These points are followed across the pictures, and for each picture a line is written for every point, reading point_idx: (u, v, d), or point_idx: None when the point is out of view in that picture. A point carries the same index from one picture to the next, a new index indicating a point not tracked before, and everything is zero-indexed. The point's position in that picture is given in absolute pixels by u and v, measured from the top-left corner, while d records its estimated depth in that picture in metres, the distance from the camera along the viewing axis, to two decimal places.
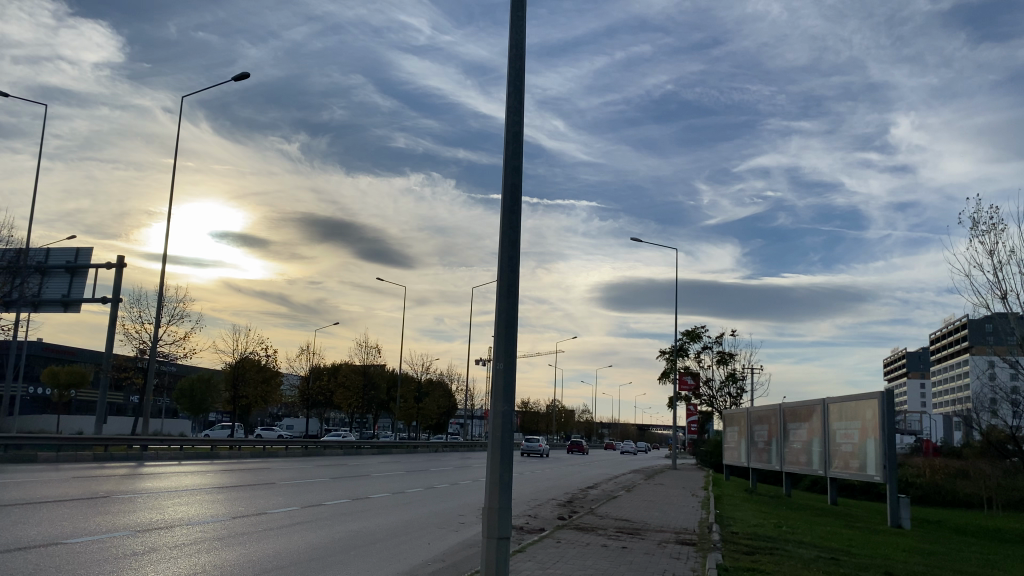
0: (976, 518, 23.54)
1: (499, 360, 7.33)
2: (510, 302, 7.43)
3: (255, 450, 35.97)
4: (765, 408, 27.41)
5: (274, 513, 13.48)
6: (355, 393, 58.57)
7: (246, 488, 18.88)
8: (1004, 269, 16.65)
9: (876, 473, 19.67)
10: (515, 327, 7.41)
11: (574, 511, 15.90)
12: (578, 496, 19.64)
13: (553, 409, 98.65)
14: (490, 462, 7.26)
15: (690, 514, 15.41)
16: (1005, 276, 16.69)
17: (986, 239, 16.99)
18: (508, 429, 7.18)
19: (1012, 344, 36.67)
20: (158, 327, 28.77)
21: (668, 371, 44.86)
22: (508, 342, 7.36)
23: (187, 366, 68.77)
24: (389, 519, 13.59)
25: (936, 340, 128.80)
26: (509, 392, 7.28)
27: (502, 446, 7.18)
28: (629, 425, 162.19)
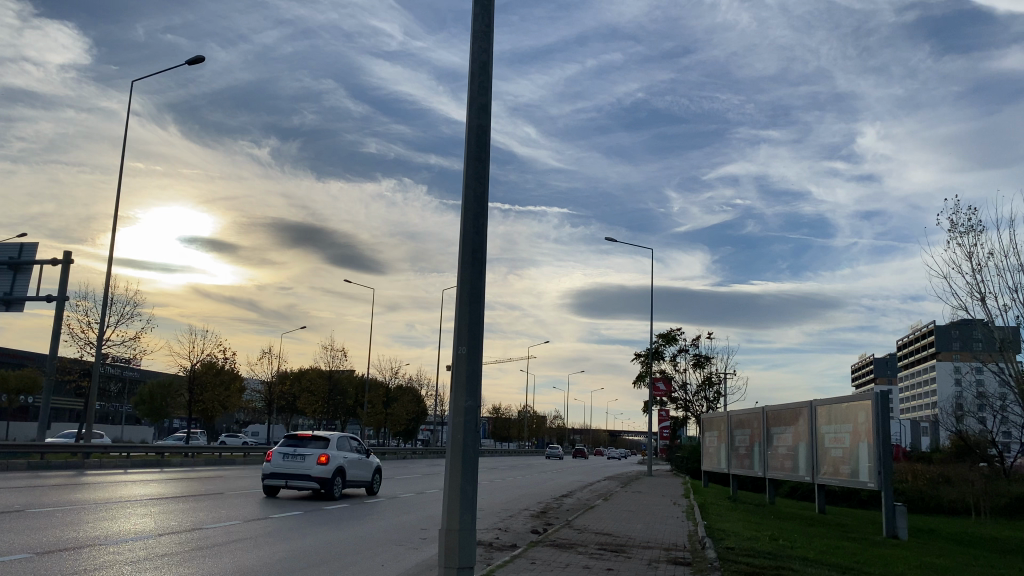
0: (965, 527, 22.41)
1: (461, 343, 5.93)
2: (474, 272, 6.06)
3: (212, 457, 34.15)
4: (747, 411, 26.22)
5: (212, 527, 12.03)
6: (319, 399, 56.52)
7: (201, 497, 17.59)
8: (979, 270, 18.11)
9: (869, 480, 18.42)
10: (480, 301, 6.04)
11: (549, 524, 14.53)
12: (553, 506, 18.24)
13: (525, 414, 96.98)
14: (448, 471, 5.83)
15: (675, 526, 14.06)
16: (981, 277, 18.12)
17: (965, 240, 18.36)
18: (471, 431, 5.80)
19: (989, 348, 35.82)
20: (104, 327, 26.93)
21: (643, 374, 43.65)
22: (474, 321, 5.99)
23: (144, 372, 66.25)
24: (345, 533, 12.18)
25: (904, 345, 128.83)
26: (474, 382, 5.89)
27: (464, 453, 5.79)
28: (600, 432, 160.86)
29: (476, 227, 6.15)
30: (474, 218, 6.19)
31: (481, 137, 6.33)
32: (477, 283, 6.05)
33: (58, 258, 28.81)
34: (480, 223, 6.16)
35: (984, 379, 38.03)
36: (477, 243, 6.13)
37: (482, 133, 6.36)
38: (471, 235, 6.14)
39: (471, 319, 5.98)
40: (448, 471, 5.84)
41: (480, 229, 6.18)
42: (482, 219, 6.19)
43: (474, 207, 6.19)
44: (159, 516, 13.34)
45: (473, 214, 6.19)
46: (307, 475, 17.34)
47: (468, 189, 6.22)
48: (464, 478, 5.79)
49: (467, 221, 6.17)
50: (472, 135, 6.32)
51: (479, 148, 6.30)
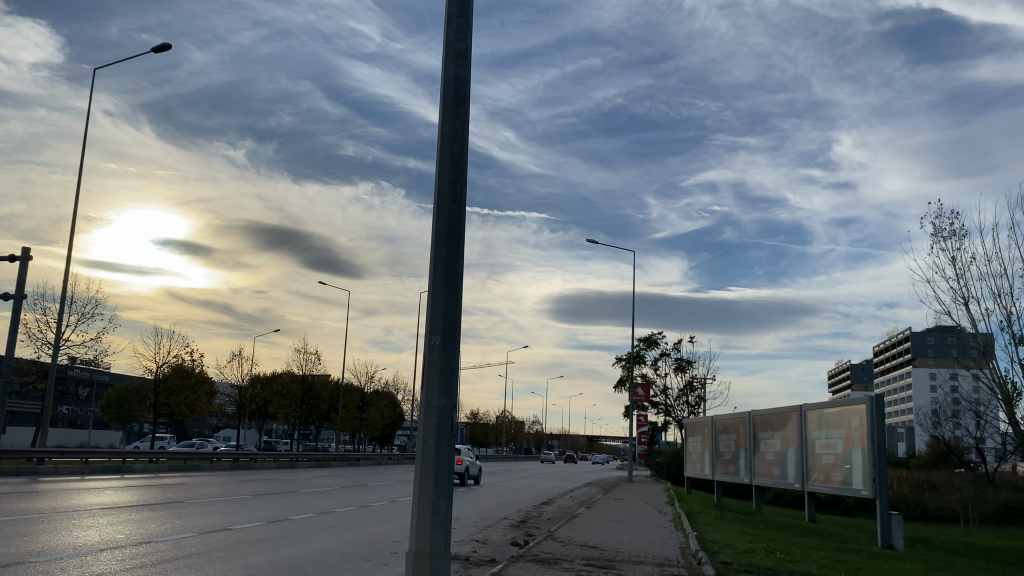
0: (958, 535, 21.70)
1: (434, 332, 4.96)
2: (449, 247, 5.08)
3: (177, 462, 32.88)
4: (732, 416, 25.42)
5: (162, 541, 10.97)
6: (292, 403, 55.13)
7: (163, 506, 16.53)
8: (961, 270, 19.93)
9: (863, 488, 17.63)
10: (456, 282, 5.05)
11: (530, 536, 13.61)
12: (533, 516, 17.35)
13: (503, 419, 95.81)
14: (418, 483, 4.88)
15: (664, 539, 13.22)
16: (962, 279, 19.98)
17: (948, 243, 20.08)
18: (445, 435, 4.85)
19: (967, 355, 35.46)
20: (61, 325, 25.67)
21: (623, 378, 42.87)
22: (449, 306, 5.01)
23: (112, 375, 64.44)
24: (311, 548, 11.23)
25: (879, 351, 129.38)
26: (449, 378, 4.92)
27: (437, 463, 4.83)
28: (578, 438, 160.08)
29: (453, 195, 5.13)
30: (450, 183, 5.17)
31: (459, 88, 5.28)
32: (453, 261, 5.06)
33: (16, 255, 27.53)
34: (457, 189, 5.16)
35: (959, 386, 37.71)
36: (454, 213, 5.12)
37: (459, 84, 5.30)
38: (446, 203, 5.12)
39: (446, 301, 5.01)
40: (417, 484, 4.87)
41: (458, 197, 5.16)
42: (461, 185, 5.18)
43: (451, 170, 5.17)
44: (110, 528, 12.36)
45: (449, 178, 5.17)
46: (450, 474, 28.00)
47: (443, 150, 5.20)
48: (437, 491, 4.83)
49: (443, 186, 5.15)
50: (448, 86, 5.26)
51: (457, 102, 5.26)
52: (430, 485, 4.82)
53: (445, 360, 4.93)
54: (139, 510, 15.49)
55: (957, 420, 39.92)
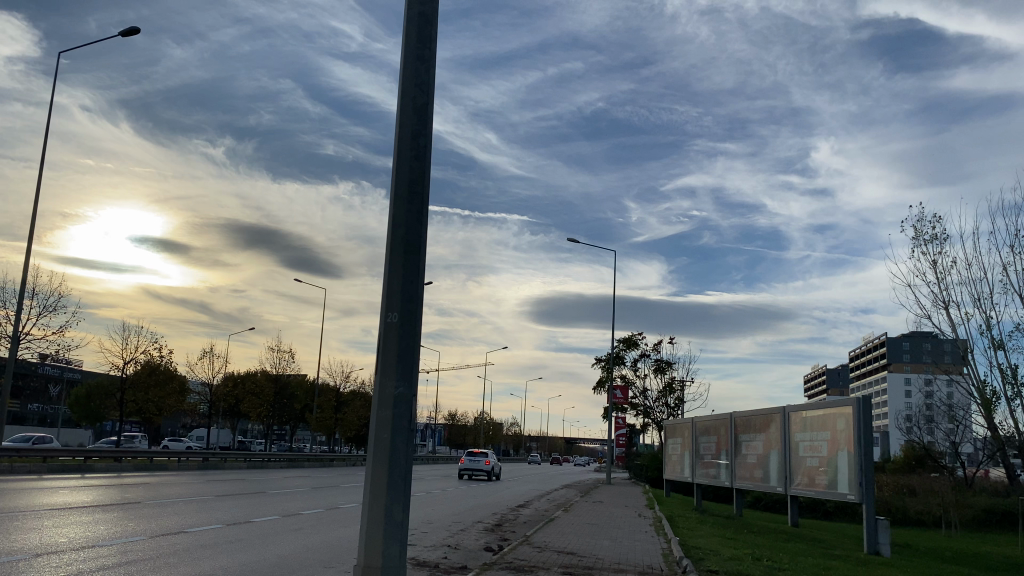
0: (942, 541, 21.23)
1: (391, 310, 4.28)
2: (409, 211, 4.40)
3: (142, 461, 31.88)
4: (714, 418, 24.85)
5: (106, 546, 10.19)
6: (264, 402, 54.04)
7: (122, 507, 15.69)
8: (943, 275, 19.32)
9: (849, 492, 17.08)
10: (416, 252, 4.37)
11: (505, 541, 12.93)
12: (509, 519, 16.72)
13: (480, 419, 94.47)
14: (369, 484, 4.20)
15: (646, 545, 12.65)
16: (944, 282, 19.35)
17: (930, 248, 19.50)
18: (401, 430, 4.18)
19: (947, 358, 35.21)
20: (19, 317, 24.68)
21: (603, 379, 42.25)
22: (410, 279, 4.33)
23: (80, 372, 62.98)
24: (267, 554, 10.45)
25: (855, 357, 129.66)
26: (407, 362, 4.24)
27: (392, 462, 4.16)
28: (556, 440, 159.51)
29: (416, 149, 4.45)
30: (412, 135, 4.49)
31: (424, 28, 4.63)
32: (414, 227, 4.39)
33: None
34: (421, 142, 4.47)
35: (934, 390, 37.45)
36: (417, 169, 4.44)
37: (425, 24, 4.66)
38: (408, 158, 4.44)
39: (407, 270, 4.33)
40: (368, 486, 4.19)
41: (422, 153, 4.48)
42: (426, 138, 4.50)
43: (413, 121, 4.49)
44: (55, 530, 11.56)
45: (411, 131, 4.48)
46: (479, 468, 35.80)
47: (405, 98, 4.53)
48: (390, 495, 4.16)
49: (404, 139, 4.46)
50: (411, 27, 4.62)
51: (420, 43, 4.60)
52: (382, 488, 4.15)
53: (404, 339, 4.26)
54: (98, 510, 14.67)
55: (929, 423, 39.85)
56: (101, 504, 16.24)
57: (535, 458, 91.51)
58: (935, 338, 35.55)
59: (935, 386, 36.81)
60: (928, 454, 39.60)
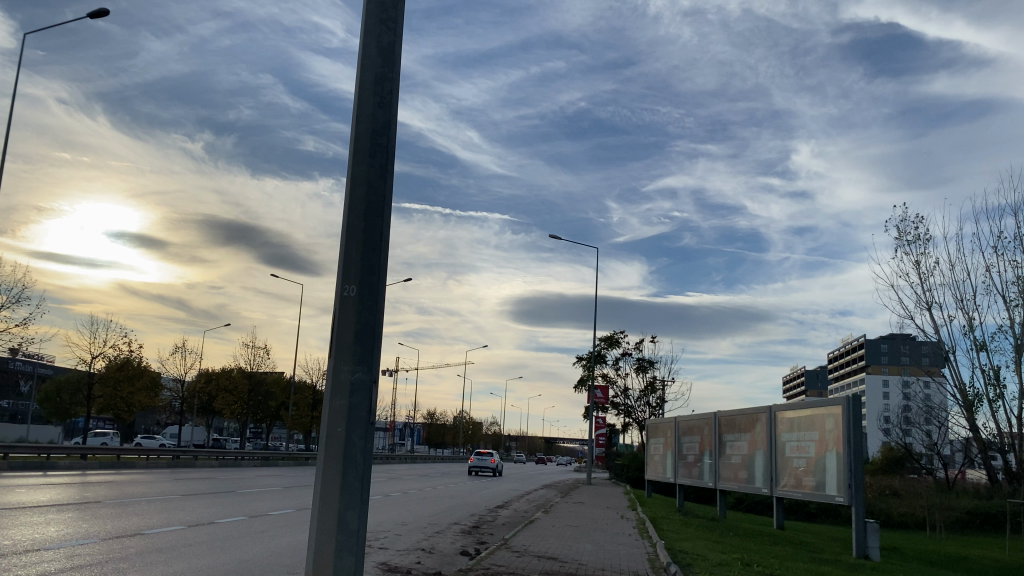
0: (927, 544, 20.81)
1: (348, 281, 3.59)
2: (371, 166, 3.71)
3: (110, 459, 30.90)
4: (697, 418, 24.33)
5: (54, 550, 9.44)
6: (239, 399, 53.05)
7: (81, 506, 14.93)
8: None
9: (838, 494, 16.56)
10: (379, 213, 3.68)
11: (481, 545, 12.32)
12: (488, 521, 16.06)
13: (460, 419, 93.52)
14: (320, 487, 3.49)
15: (630, 548, 12.06)
16: None
17: None
18: (357, 422, 3.48)
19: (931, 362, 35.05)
20: None
21: (583, 378, 41.72)
22: (372, 246, 3.64)
23: (51, 368, 61.71)
24: (226, 558, 9.72)
25: (834, 360, 129.98)
26: (365, 341, 3.55)
27: (347, 460, 3.45)
28: (536, 440, 159.22)
29: (380, 95, 3.77)
30: (376, 80, 3.80)
31: None
32: (378, 186, 3.69)
33: None
34: (386, 88, 3.78)
35: (915, 392, 37.26)
36: (381, 117, 3.76)
37: None
38: (370, 105, 3.75)
39: (367, 234, 3.64)
40: (316, 490, 3.48)
41: (387, 101, 3.79)
42: (393, 82, 3.82)
43: (378, 64, 3.80)
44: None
45: (374, 74, 3.80)
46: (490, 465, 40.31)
47: (369, 35, 3.84)
48: (345, 504, 3.45)
49: (366, 83, 3.77)
50: None
51: None
52: (334, 494, 3.44)
53: (365, 318, 3.56)
54: (54, 509, 13.93)
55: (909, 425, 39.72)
56: (58, 502, 15.48)
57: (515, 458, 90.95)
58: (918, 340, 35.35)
59: (917, 387, 36.62)
60: (908, 456, 39.42)
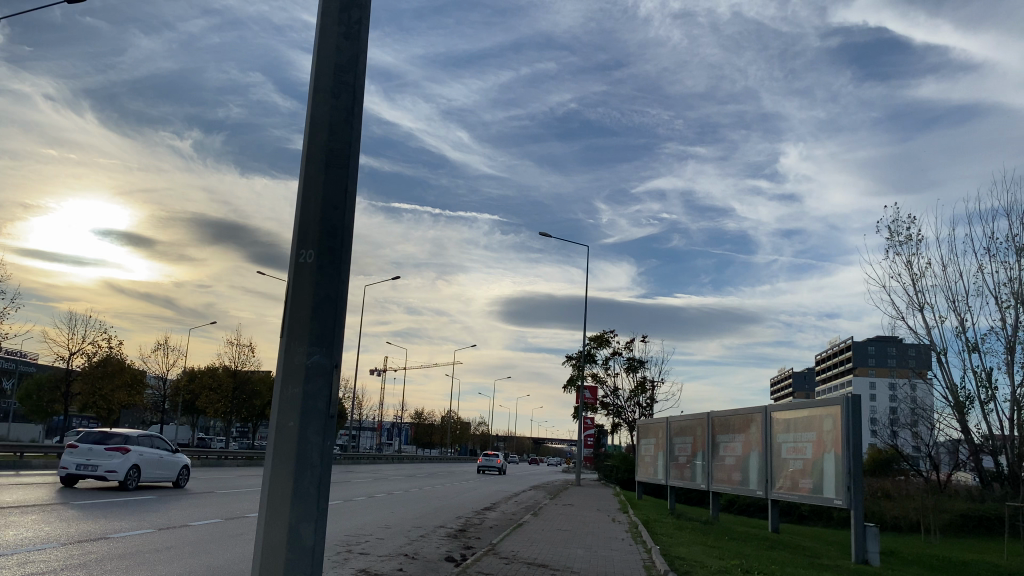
0: (923, 548, 20.37)
1: (304, 247, 2.99)
2: (332, 112, 3.12)
3: None
4: (690, 418, 23.80)
5: (7, 556, 8.79)
6: (223, 398, 52.18)
7: (51, 507, 14.26)
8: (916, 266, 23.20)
9: (836, 496, 16.04)
10: (343, 166, 3.08)
11: (468, 551, 11.69)
12: (474, 524, 15.41)
13: (448, 419, 92.60)
14: (267, 488, 2.89)
15: (624, 555, 11.41)
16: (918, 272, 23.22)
17: (903, 246, 23.31)
18: (312, 410, 2.89)
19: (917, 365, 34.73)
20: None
21: (572, 377, 41.14)
22: (334, 203, 3.04)
23: (32, 366, 60.64)
24: (194, 565, 9.13)
25: (821, 361, 129.96)
26: (324, 313, 2.95)
27: (301, 458, 2.86)
28: (525, 440, 158.89)
29: (345, 28, 3.19)
30: (342, 7, 3.22)
31: None
32: (343, 133, 3.10)
33: None
34: (352, 21, 3.20)
35: (900, 395, 37.14)
36: (346, 50, 3.18)
37: None
38: (333, 38, 3.18)
39: (328, 187, 3.04)
40: (263, 501, 2.89)
41: (353, 35, 3.21)
42: (362, 11, 3.24)
43: None
44: None
45: (339, 1, 3.23)
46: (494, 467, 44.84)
47: None
48: (297, 516, 2.85)
49: (329, 13, 3.20)
50: None
51: None
52: (283, 507, 2.85)
53: (324, 287, 2.96)
54: (16, 512, 13.20)
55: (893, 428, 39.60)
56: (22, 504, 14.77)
57: (504, 458, 90.42)
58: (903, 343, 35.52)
59: (902, 390, 36.60)
60: (895, 459, 39.21)
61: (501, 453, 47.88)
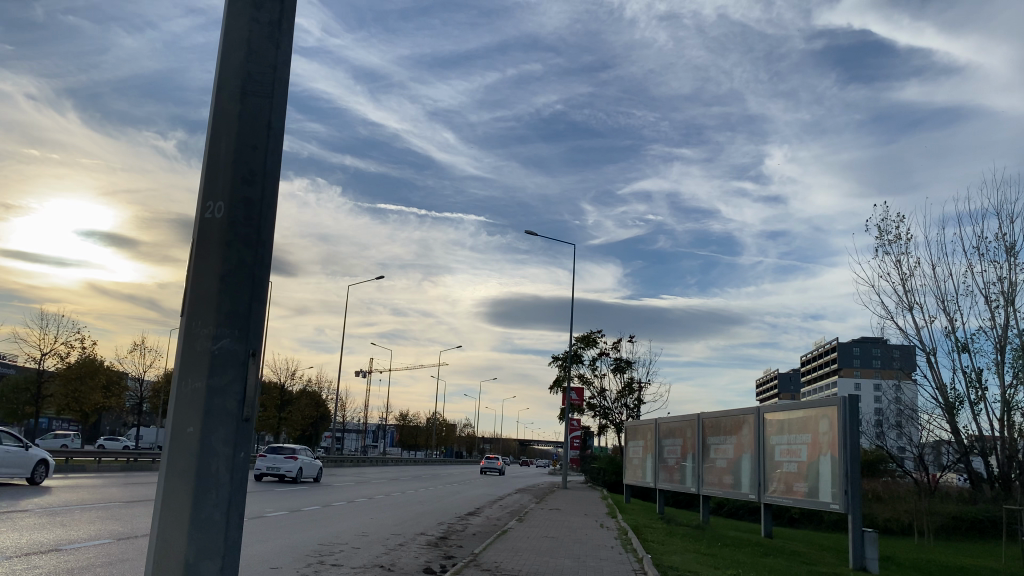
0: (920, 552, 19.75)
1: (213, 200, 2.30)
2: (254, 25, 2.42)
3: (59, 461, 29.17)
4: (679, 419, 23.20)
5: None
6: None
7: (8, 515, 13.46)
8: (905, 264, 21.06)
9: (833, 500, 15.42)
10: (258, 95, 2.36)
11: (449, 562, 10.94)
12: (457, 532, 14.66)
13: (434, 420, 91.54)
14: (158, 509, 2.17)
15: (616, 566, 10.66)
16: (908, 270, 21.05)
17: (891, 243, 21.19)
18: (217, 408, 2.19)
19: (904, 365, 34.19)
20: None
21: (559, 379, 40.47)
22: (252, 146, 2.34)
23: (8, 368, 59.40)
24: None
25: (806, 362, 129.73)
26: (233, 282, 2.25)
27: (202, 474, 2.16)
28: (512, 442, 157.88)
29: None
30: None
31: None
32: (266, 56, 2.40)
33: None
34: None
35: (885, 395, 36.66)
36: None
37: None
38: None
39: (244, 121, 2.34)
40: (152, 535, 2.17)
41: None
42: None
43: None
44: None
45: None
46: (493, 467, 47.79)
47: None
48: (197, 553, 2.14)
49: None
50: None
51: None
52: (178, 543, 2.14)
53: (238, 252, 2.27)
54: None
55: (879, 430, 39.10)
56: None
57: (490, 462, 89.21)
58: (886, 343, 35.21)
59: (887, 392, 36.24)
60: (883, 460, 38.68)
61: (498, 456, 47.72)
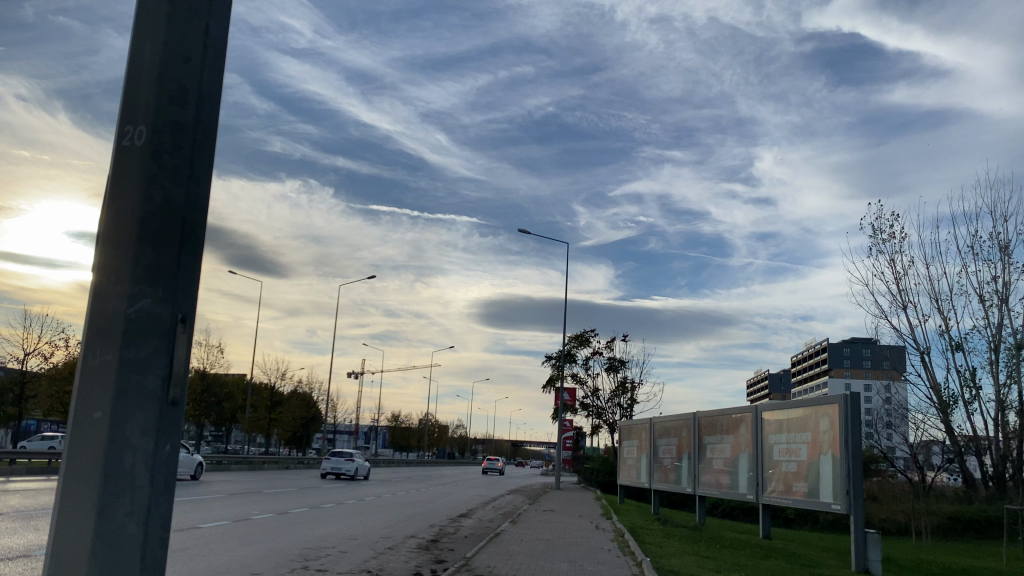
0: (917, 552, 19.48)
1: (134, 124, 2.19)
2: None
3: (40, 463, 28.42)
4: (674, 418, 22.78)
5: None
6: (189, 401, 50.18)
7: None
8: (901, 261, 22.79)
9: (835, 501, 15.01)
10: (186, 15, 2.27)
11: (442, 566, 10.54)
12: (448, 535, 14.22)
13: (426, 420, 90.53)
14: (62, 510, 1.97)
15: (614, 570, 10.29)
16: (903, 268, 22.80)
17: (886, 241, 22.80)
18: (128, 394, 1.99)
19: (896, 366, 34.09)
20: None
21: (552, 378, 40.08)
22: (181, 67, 2.25)
23: None
24: None
25: (799, 362, 129.12)
26: (151, 232, 2.11)
27: (112, 474, 1.95)
28: (504, 443, 157.08)
29: None
30: None
31: None
32: None
33: None
34: None
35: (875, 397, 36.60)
36: None
37: None
38: None
39: (172, 41, 2.25)
40: (57, 530, 1.97)
41: None
42: None
43: None
44: None
45: None
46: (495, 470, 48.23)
47: None
48: (105, 556, 1.94)
49: None
50: None
51: None
52: (85, 535, 1.94)
53: (162, 194, 2.15)
54: None
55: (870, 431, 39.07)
56: None
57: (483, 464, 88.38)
58: (877, 344, 35.10)
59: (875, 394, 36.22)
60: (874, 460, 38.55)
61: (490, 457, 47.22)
